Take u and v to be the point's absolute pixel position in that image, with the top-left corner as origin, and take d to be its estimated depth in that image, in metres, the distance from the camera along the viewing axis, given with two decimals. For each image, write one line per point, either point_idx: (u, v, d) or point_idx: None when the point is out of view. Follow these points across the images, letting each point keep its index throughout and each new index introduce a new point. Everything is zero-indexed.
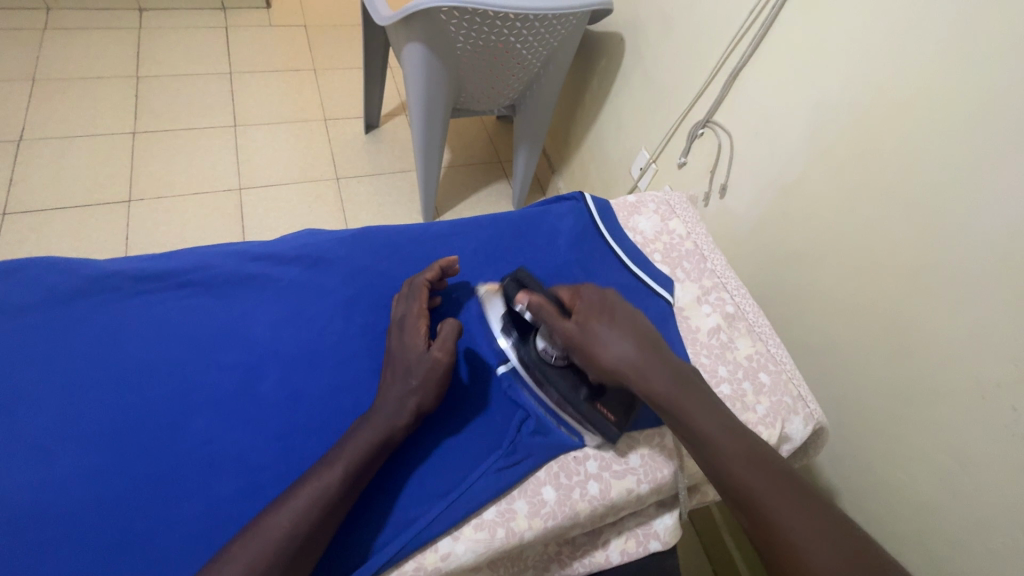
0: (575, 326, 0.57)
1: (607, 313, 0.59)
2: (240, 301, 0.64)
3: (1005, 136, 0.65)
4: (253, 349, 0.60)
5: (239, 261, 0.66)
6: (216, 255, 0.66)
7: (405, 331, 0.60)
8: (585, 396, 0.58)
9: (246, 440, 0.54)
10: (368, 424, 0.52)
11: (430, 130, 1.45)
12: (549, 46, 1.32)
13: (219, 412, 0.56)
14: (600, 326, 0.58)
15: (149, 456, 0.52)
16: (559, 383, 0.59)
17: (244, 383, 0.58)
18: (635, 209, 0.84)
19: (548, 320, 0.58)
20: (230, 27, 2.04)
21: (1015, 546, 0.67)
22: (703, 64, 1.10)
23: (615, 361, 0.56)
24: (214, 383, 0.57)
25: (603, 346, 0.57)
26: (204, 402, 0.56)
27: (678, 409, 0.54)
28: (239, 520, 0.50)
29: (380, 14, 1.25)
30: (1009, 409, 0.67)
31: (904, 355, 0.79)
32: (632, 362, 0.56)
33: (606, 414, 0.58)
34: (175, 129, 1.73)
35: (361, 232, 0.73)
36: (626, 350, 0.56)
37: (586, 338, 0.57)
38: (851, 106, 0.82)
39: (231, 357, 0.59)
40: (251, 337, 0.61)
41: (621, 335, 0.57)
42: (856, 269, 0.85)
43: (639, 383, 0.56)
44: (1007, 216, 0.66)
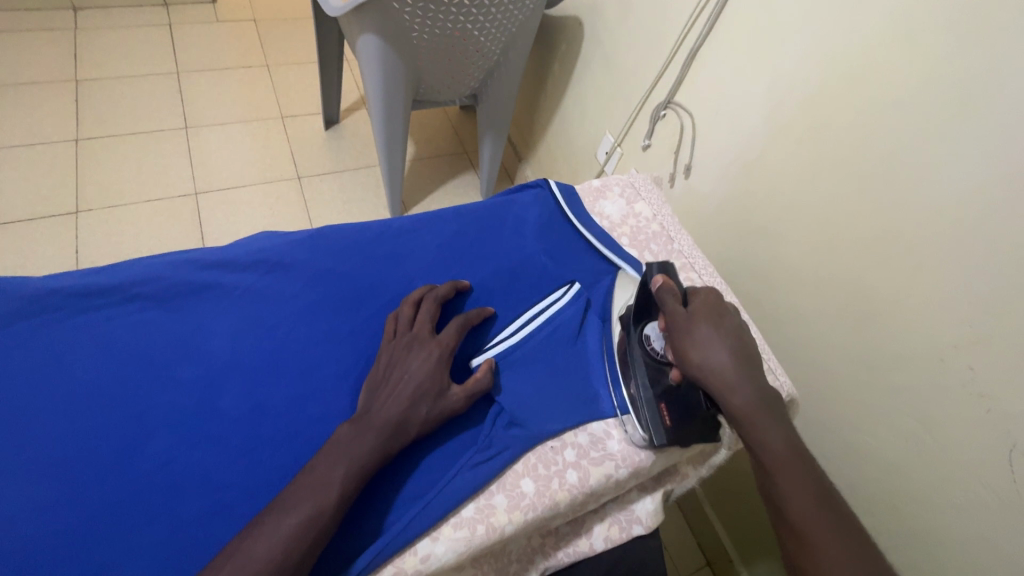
0: (686, 316, 0.57)
1: (719, 316, 0.57)
2: (196, 312, 0.61)
3: (953, 104, 0.66)
4: (212, 361, 0.58)
5: (192, 270, 0.63)
6: (164, 265, 0.63)
7: (434, 358, 0.57)
8: (655, 391, 0.59)
9: (211, 456, 0.52)
10: (361, 441, 0.49)
11: (391, 123, 1.41)
12: (507, 32, 1.30)
13: (180, 430, 0.53)
14: (705, 326, 0.56)
15: (107, 481, 0.50)
16: (637, 373, 0.60)
17: (206, 397, 0.55)
18: (600, 193, 0.84)
19: (665, 301, 0.60)
20: (174, 24, 1.95)
21: (978, 497, 0.71)
22: (662, 45, 1.10)
23: (704, 361, 0.54)
24: (174, 400, 0.55)
25: (700, 345, 0.55)
26: (164, 420, 0.53)
27: (754, 426, 0.50)
28: (209, 539, 0.48)
29: (329, 4, 1.21)
30: (967, 368, 0.70)
31: (867, 323, 0.81)
32: (722, 370, 0.53)
33: (664, 414, 0.58)
34: (122, 134, 1.65)
35: (320, 233, 0.71)
36: (722, 357, 0.53)
37: (685, 331, 0.56)
38: (807, 79, 0.83)
39: (189, 371, 0.57)
40: (209, 348, 0.58)
41: (727, 341, 0.54)
42: (818, 241, 0.86)
43: (723, 393, 0.52)
44: (958, 182, 0.68)
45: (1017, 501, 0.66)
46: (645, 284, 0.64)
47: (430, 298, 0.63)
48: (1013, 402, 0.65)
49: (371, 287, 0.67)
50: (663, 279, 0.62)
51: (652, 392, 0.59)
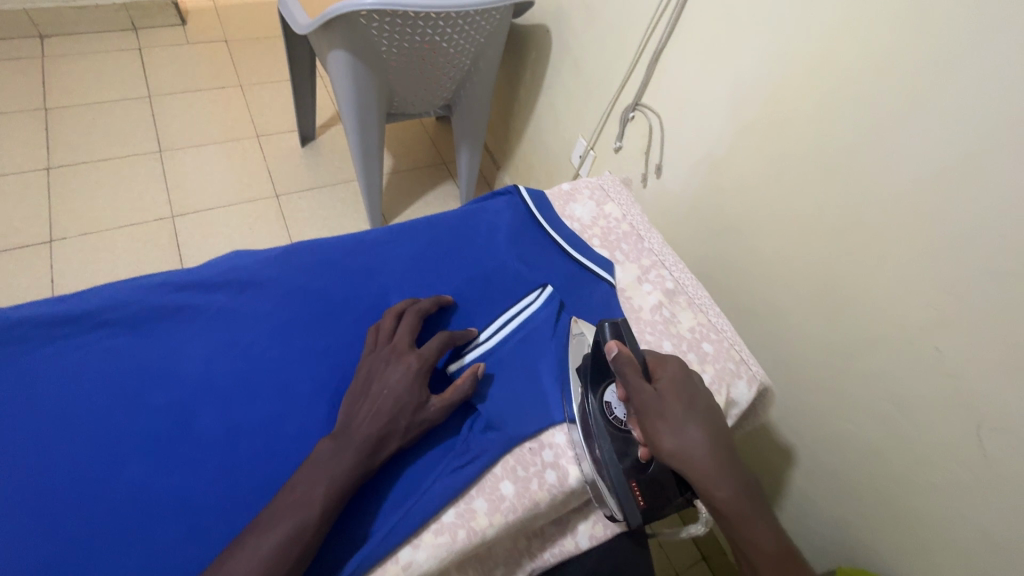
0: (660, 395, 0.55)
1: (688, 394, 0.55)
2: (167, 336, 0.61)
3: (902, 94, 0.69)
4: (185, 383, 0.57)
5: (160, 292, 0.63)
6: (133, 290, 0.63)
7: (409, 379, 0.56)
8: (625, 467, 0.56)
9: (186, 479, 0.52)
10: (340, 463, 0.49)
11: (366, 137, 1.41)
12: (476, 43, 1.32)
13: (154, 455, 0.53)
14: (677, 408, 0.54)
15: (78, 511, 0.49)
16: (604, 444, 0.57)
17: (178, 420, 0.55)
18: (570, 197, 0.85)
19: (627, 375, 0.56)
20: (144, 48, 1.94)
21: (952, 474, 0.73)
22: (627, 49, 1.13)
23: (682, 448, 0.52)
24: (145, 425, 0.54)
25: (676, 431, 0.53)
26: (136, 446, 0.53)
27: (739, 522, 0.50)
28: (185, 563, 0.48)
29: (298, 23, 1.22)
30: (933, 348, 0.72)
31: (836, 309, 0.83)
32: (701, 455, 0.52)
33: (637, 494, 0.56)
34: (95, 161, 1.63)
35: (290, 250, 0.71)
36: (699, 439, 0.52)
37: (659, 414, 0.53)
38: (765, 77, 0.86)
39: (161, 395, 0.56)
40: (180, 371, 0.58)
41: (702, 423, 0.54)
42: (785, 231, 0.88)
43: (702, 479, 0.51)
44: (911, 170, 0.70)
45: (989, 476, 0.68)
46: (600, 351, 0.61)
47: (408, 314, 0.63)
48: (978, 379, 0.68)
49: (344, 301, 0.67)
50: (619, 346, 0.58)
51: (621, 467, 0.56)
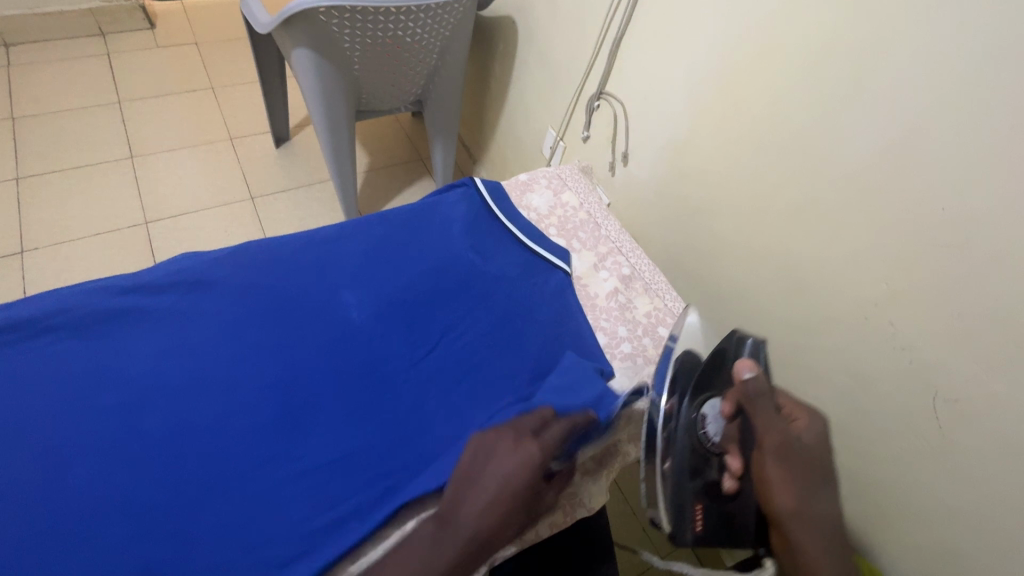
0: (800, 446, 0.58)
1: (818, 462, 0.58)
2: (115, 338, 0.60)
3: (849, 71, 0.69)
4: (132, 386, 0.57)
5: (107, 296, 0.62)
6: (78, 295, 0.62)
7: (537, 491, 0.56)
8: (693, 487, 0.58)
9: (132, 482, 0.52)
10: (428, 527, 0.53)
11: (335, 135, 1.40)
12: (441, 38, 1.31)
13: (99, 457, 0.52)
14: (805, 467, 0.56)
15: (18, 518, 0.48)
16: (680, 454, 0.58)
17: (126, 421, 0.55)
18: (527, 187, 0.88)
19: (764, 404, 0.59)
20: (112, 53, 1.91)
21: (911, 447, 0.74)
22: (589, 37, 1.13)
23: (804, 505, 0.53)
24: (91, 428, 0.54)
25: (796, 486, 0.54)
26: (82, 449, 0.52)
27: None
28: (127, 565, 0.47)
29: (258, 22, 1.21)
30: (888, 324, 0.73)
31: (798, 289, 0.84)
32: (819, 523, 0.53)
33: (697, 519, 0.56)
34: (65, 169, 1.61)
35: (241, 249, 0.71)
36: (822, 509, 0.54)
37: (793, 463, 0.55)
38: (720, 60, 0.86)
39: (108, 398, 0.56)
40: (127, 374, 0.58)
41: (828, 496, 0.55)
42: (746, 214, 0.89)
43: (806, 540, 0.52)
44: (859, 149, 0.71)
45: (944, 447, 0.70)
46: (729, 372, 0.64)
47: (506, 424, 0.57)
48: (933, 353, 0.69)
49: (296, 297, 0.67)
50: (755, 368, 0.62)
51: (690, 487, 0.58)
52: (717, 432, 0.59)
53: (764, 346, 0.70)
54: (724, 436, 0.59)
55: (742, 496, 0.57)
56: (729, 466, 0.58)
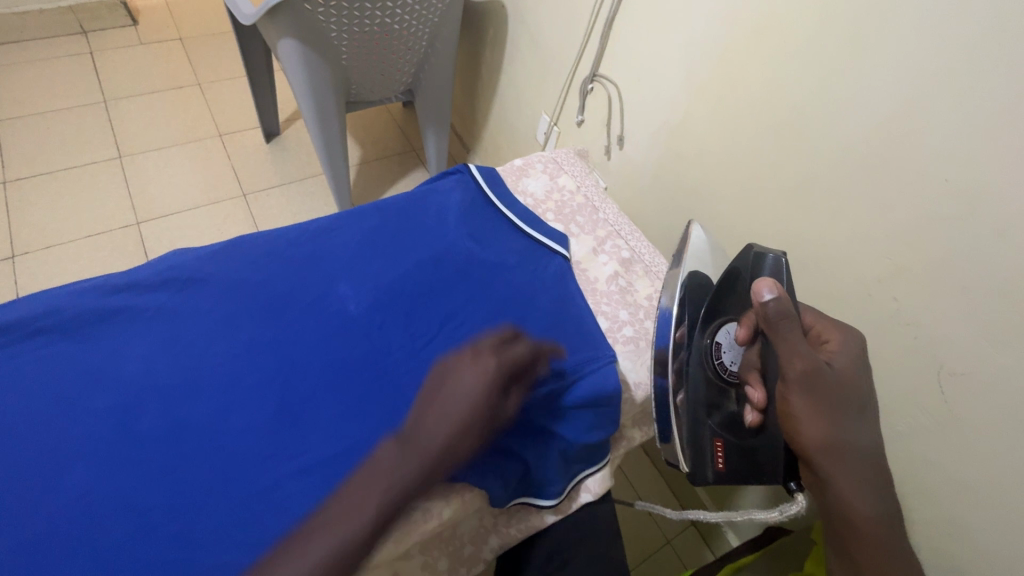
0: (829, 371, 0.53)
1: (851, 383, 0.54)
2: (106, 339, 0.59)
3: (846, 44, 0.68)
4: (126, 386, 0.56)
5: (98, 297, 0.62)
6: (70, 296, 0.62)
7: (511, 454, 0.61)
8: (712, 423, 0.61)
9: (130, 484, 0.51)
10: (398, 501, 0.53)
11: (326, 127, 1.38)
12: (430, 24, 1.29)
13: (95, 460, 0.51)
14: (833, 391, 0.53)
15: (13, 524, 0.48)
16: (695, 391, 0.62)
17: (122, 422, 0.54)
18: (523, 171, 0.88)
19: (790, 329, 0.53)
20: (96, 51, 1.88)
21: (916, 422, 0.74)
22: (580, 18, 1.10)
23: (836, 437, 0.51)
24: (87, 430, 0.53)
25: (821, 412, 0.52)
26: (77, 452, 0.52)
27: (847, 504, 0.51)
28: (130, 566, 0.47)
29: (242, 13, 1.18)
30: (892, 300, 0.72)
31: (800, 268, 0.83)
32: (852, 452, 0.51)
33: (718, 456, 0.60)
34: (53, 171, 1.59)
35: (233, 246, 0.71)
36: (850, 432, 0.52)
37: (822, 393, 0.52)
38: (714, 36, 0.84)
39: (101, 399, 0.55)
40: (120, 374, 0.57)
41: (862, 419, 0.53)
42: (745, 194, 0.88)
43: (839, 474, 0.51)
44: (858, 123, 0.70)
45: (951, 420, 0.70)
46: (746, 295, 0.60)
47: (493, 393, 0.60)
48: (937, 327, 0.68)
49: (289, 291, 0.66)
50: (777, 285, 0.54)
51: (710, 424, 0.61)
52: (735, 361, 0.61)
53: (786, 259, 0.62)
54: (744, 364, 0.60)
55: (768, 431, 0.57)
56: (751, 399, 0.58)
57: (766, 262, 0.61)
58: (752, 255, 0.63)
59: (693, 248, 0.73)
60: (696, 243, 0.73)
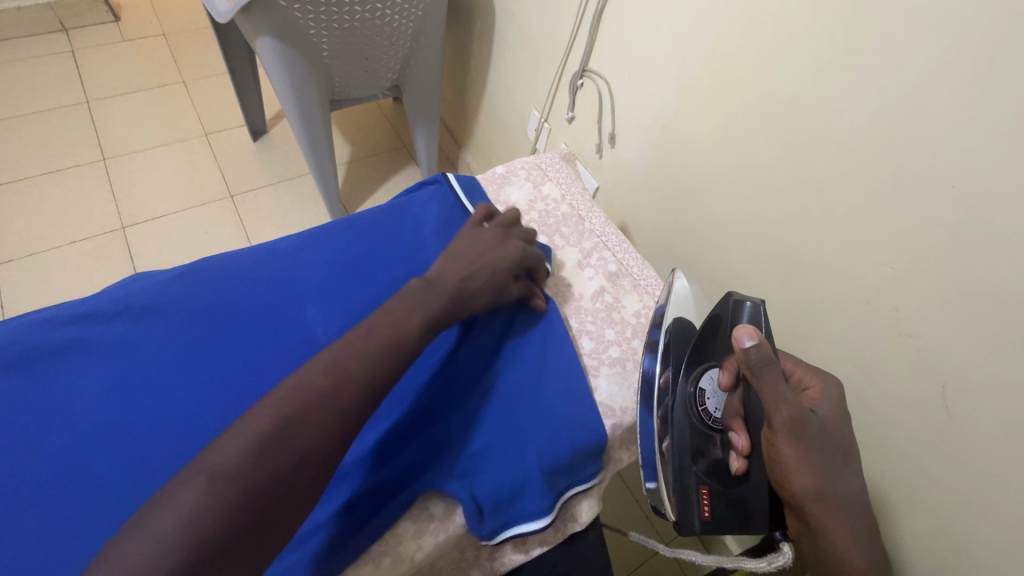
0: (816, 418, 0.53)
1: (837, 429, 0.54)
2: (59, 375, 0.56)
3: (847, 37, 0.63)
4: (80, 425, 0.53)
5: (50, 330, 0.59)
6: (16, 331, 0.59)
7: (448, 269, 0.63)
8: (699, 471, 0.57)
9: (83, 531, 0.47)
10: (305, 428, 0.43)
11: (310, 127, 1.34)
12: (413, 18, 1.24)
13: (46, 507, 0.48)
14: (821, 437, 0.52)
15: None
16: (681, 436, 0.59)
17: (76, 463, 0.51)
18: (505, 179, 0.88)
19: (775, 374, 0.52)
20: (77, 50, 1.83)
21: (920, 437, 0.70)
22: (568, 9, 1.05)
23: (827, 486, 0.50)
24: (37, 474, 0.50)
25: (811, 458, 0.51)
26: (25, 499, 0.48)
27: (838, 551, 0.49)
28: None
29: (217, 10, 1.13)
30: (893, 310, 0.68)
31: (799, 274, 0.79)
32: (841, 500, 0.51)
33: (705, 504, 0.56)
34: (35, 176, 1.55)
35: (196, 269, 0.69)
36: (839, 478, 0.51)
37: (810, 442, 0.51)
38: (707, 30, 0.79)
39: (54, 440, 0.52)
40: (74, 413, 0.54)
41: (849, 467, 0.52)
42: (740, 196, 0.84)
43: (829, 521, 0.50)
44: (858, 124, 0.65)
45: (954, 437, 0.66)
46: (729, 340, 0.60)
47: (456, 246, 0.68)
48: (942, 339, 0.64)
49: (257, 317, 0.64)
50: (756, 333, 0.54)
51: (695, 471, 0.57)
52: (719, 407, 0.60)
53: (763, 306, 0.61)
54: (726, 411, 0.59)
55: (754, 478, 0.55)
56: (736, 445, 0.57)
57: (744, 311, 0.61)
58: (730, 305, 0.62)
59: (676, 296, 0.71)
60: (679, 292, 0.71)
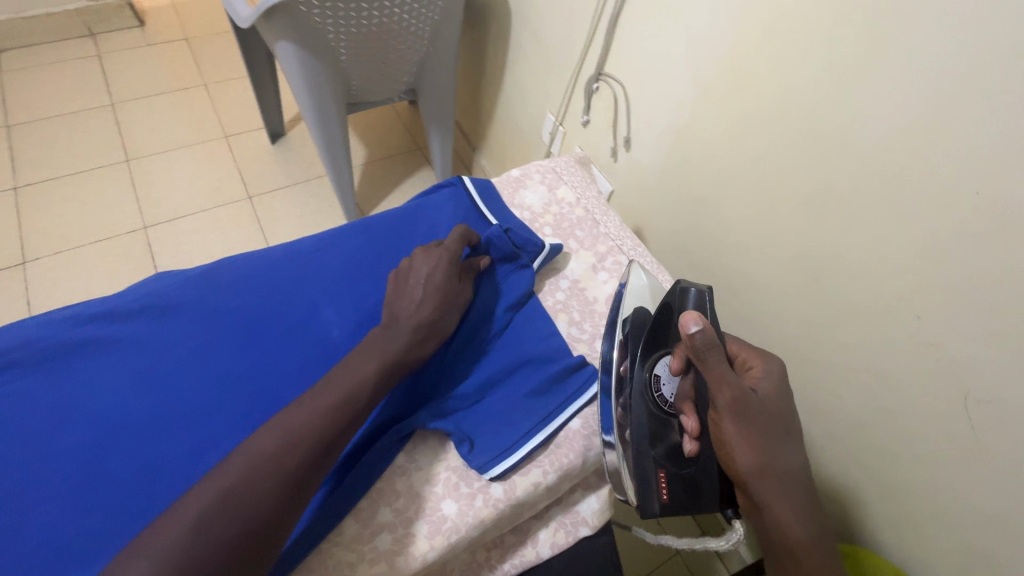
0: (757, 396, 0.54)
1: (778, 406, 0.55)
2: (77, 373, 0.58)
3: (869, 40, 0.62)
4: (96, 423, 0.54)
5: (72, 326, 0.61)
6: (42, 327, 0.61)
7: (400, 300, 0.63)
8: (656, 455, 0.58)
9: (102, 526, 0.49)
10: (250, 490, 0.45)
11: (327, 129, 1.36)
12: (429, 23, 1.25)
13: (65, 502, 0.50)
14: (763, 415, 0.53)
15: None
16: (639, 422, 0.60)
17: (92, 461, 0.52)
18: (520, 183, 0.88)
19: (715, 356, 0.54)
20: (103, 54, 1.88)
21: (940, 448, 0.69)
22: (585, 14, 1.05)
23: (769, 462, 0.51)
24: (55, 470, 0.51)
25: (751, 435, 0.52)
26: (44, 494, 0.50)
27: (781, 522, 0.50)
28: None
29: (239, 16, 1.16)
30: (913, 317, 0.67)
31: (816, 281, 0.78)
32: (784, 476, 0.52)
33: (662, 488, 0.57)
34: (62, 176, 1.60)
35: (214, 268, 0.70)
36: (780, 453, 0.52)
37: (754, 420, 0.52)
38: (724, 34, 0.79)
39: (71, 436, 0.53)
40: (91, 410, 0.55)
41: (790, 442, 0.54)
42: (756, 201, 0.83)
43: (773, 495, 0.51)
44: (877, 130, 0.65)
45: (976, 449, 0.65)
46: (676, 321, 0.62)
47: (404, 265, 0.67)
48: (963, 348, 0.63)
49: (272, 318, 0.65)
50: (702, 317, 0.55)
51: (653, 456, 0.58)
52: (672, 392, 0.61)
53: (710, 291, 0.62)
54: (678, 395, 0.60)
55: (703, 459, 0.56)
56: (688, 427, 0.57)
57: (691, 295, 0.62)
58: (678, 291, 0.63)
59: (631, 290, 0.71)
60: (634, 285, 0.71)
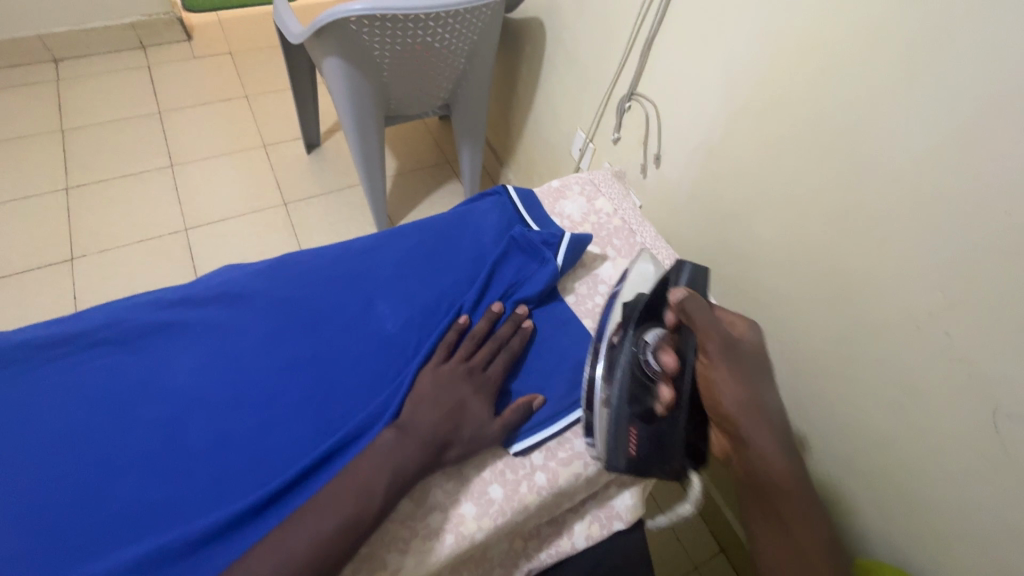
0: (739, 348, 0.63)
1: (756, 357, 0.64)
2: (157, 353, 0.64)
3: (900, 69, 0.65)
4: (174, 401, 0.60)
5: (153, 310, 0.67)
6: (127, 309, 0.67)
7: (420, 407, 0.61)
8: (632, 412, 0.62)
9: (179, 491, 0.55)
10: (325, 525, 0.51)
11: (365, 140, 1.42)
12: (469, 43, 1.31)
13: (147, 468, 0.56)
14: (743, 363, 0.61)
15: (74, 523, 0.52)
16: (625, 386, 0.63)
17: (170, 434, 0.58)
18: (560, 193, 0.92)
19: (700, 315, 0.62)
20: (153, 65, 1.99)
21: (969, 462, 0.70)
22: (619, 37, 1.11)
23: (751, 401, 0.59)
24: (137, 441, 0.57)
25: (735, 377, 0.60)
26: (129, 460, 0.56)
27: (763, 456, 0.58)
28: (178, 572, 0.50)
29: (292, 33, 1.23)
30: (943, 333, 0.69)
31: (845, 296, 0.80)
32: (763, 414, 0.60)
33: (630, 442, 0.61)
34: (111, 178, 1.68)
35: (279, 262, 0.75)
36: (760, 396, 0.60)
37: (737, 366, 0.61)
38: (757, 59, 0.83)
39: (152, 411, 0.59)
40: (169, 386, 0.61)
41: (767, 387, 0.62)
42: (784, 217, 0.86)
43: (756, 432, 0.58)
44: (908, 152, 0.67)
45: (1005, 463, 0.65)
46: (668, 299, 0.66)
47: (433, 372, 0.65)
48: (992, 364, 0.65)
49: (330, 310, 0.70)
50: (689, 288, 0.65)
51: (629, 415, 0.62)
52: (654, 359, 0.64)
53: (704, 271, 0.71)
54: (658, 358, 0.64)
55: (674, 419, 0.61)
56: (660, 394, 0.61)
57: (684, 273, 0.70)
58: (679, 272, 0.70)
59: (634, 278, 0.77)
60: (636, 276, 0.77)
